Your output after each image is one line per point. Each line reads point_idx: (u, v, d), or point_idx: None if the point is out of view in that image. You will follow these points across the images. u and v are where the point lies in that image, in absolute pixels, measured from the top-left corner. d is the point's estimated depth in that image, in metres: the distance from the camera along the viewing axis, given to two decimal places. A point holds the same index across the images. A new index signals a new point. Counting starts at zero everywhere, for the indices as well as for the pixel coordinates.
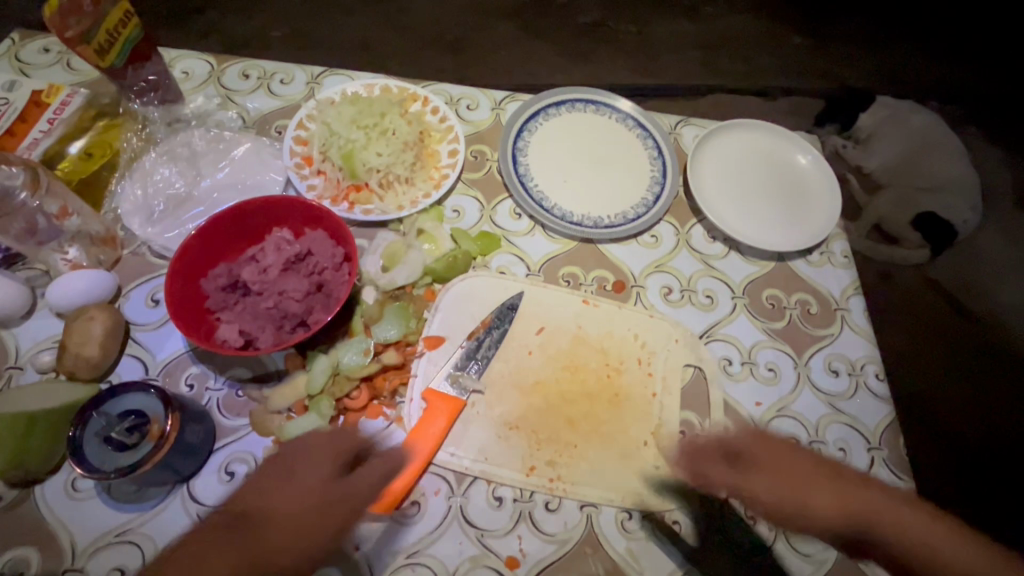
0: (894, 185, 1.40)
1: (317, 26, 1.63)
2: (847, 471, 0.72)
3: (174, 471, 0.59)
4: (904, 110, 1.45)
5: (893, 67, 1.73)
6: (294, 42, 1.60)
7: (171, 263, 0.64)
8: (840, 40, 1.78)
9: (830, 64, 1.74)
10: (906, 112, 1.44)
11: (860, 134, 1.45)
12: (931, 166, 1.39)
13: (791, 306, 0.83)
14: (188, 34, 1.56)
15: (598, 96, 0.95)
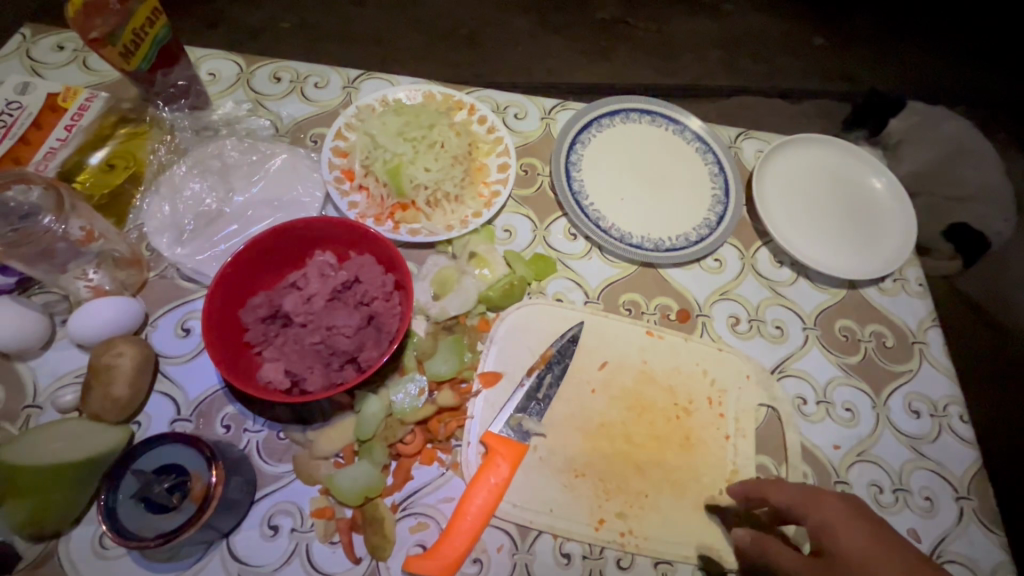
0: (924, 194, 1.24)
1: (328, 17, 1.55)
2: (936, 523, 0.66)
3: (215, 529, 0.53)
4: (935, 116, 1.26)
5: (929, 68, 1.66)
6: (306, 34, 1.52)
7: (209, 293, 0.58)
8: (874, 40, 1.71)
9: (868, 65, 1.66)
10: (937, 117, 1.25)
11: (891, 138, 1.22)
12: (966, 175, 1.26)
13: (866, 339, 0.77)
14: (193, 25, 1.48)
15: (655, 106, 0.89)
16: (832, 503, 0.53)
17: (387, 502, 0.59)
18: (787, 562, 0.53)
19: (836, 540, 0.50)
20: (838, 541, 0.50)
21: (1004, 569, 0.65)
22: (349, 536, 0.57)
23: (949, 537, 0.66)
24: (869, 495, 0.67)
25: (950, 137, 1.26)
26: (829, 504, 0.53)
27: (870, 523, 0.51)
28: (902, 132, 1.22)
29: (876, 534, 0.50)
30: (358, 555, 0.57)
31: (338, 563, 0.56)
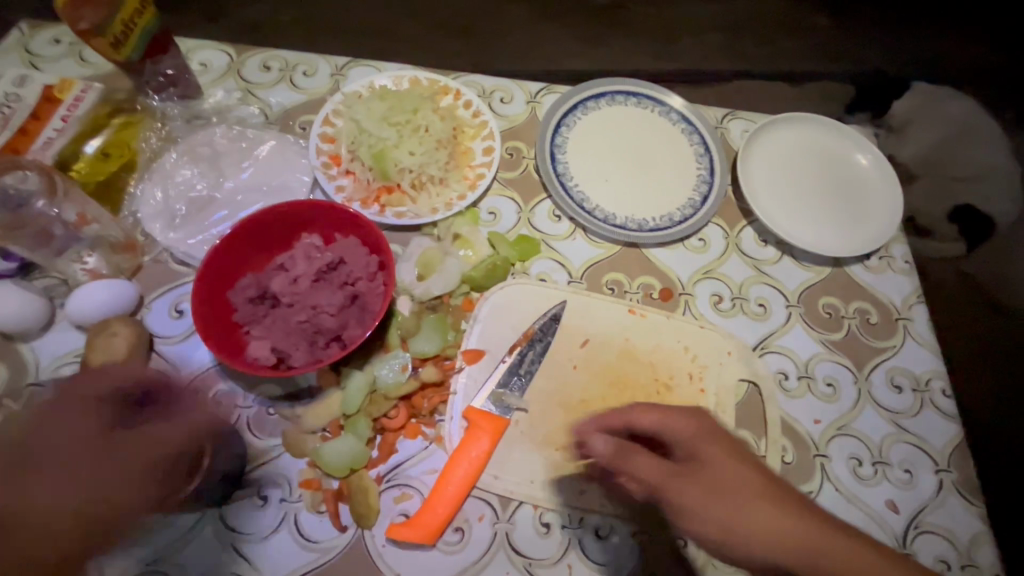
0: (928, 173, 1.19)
1: (325, 8, 1.56)
2: (915, 495, 0.67)
3: (207, 498, 0.56)
4: (943, 97, 1.31)
5: (935, 47, 1.63)
6: (304, 27, 1.53)
7: (197, 274, 0.60)
8: (877, 19, 1.68)
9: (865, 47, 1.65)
10: (944, 98, 1.30)
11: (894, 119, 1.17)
12: (974, 155, 1.23)
13: (849, 316, 0.78)
14: (192, 19, 1.49)
15: (640, 88, 0.89)
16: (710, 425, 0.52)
17: (372, 474, 0.61)
18: (647, 474, 0.49)
19: (707, 459, 0.49)
20: (704, 462, 0.49)
21: (982, 540, 0.66)
22: (335, 506, 0.59)
23: (927, 509, 0.67)
24: (848, 468, 0.68)
25: (957, 118, 1.27)
26: (707, 424, 0.52)
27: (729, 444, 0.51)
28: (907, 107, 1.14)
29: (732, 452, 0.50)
30: (344, 524, 0.59)
31: (325, 531, 0.59)
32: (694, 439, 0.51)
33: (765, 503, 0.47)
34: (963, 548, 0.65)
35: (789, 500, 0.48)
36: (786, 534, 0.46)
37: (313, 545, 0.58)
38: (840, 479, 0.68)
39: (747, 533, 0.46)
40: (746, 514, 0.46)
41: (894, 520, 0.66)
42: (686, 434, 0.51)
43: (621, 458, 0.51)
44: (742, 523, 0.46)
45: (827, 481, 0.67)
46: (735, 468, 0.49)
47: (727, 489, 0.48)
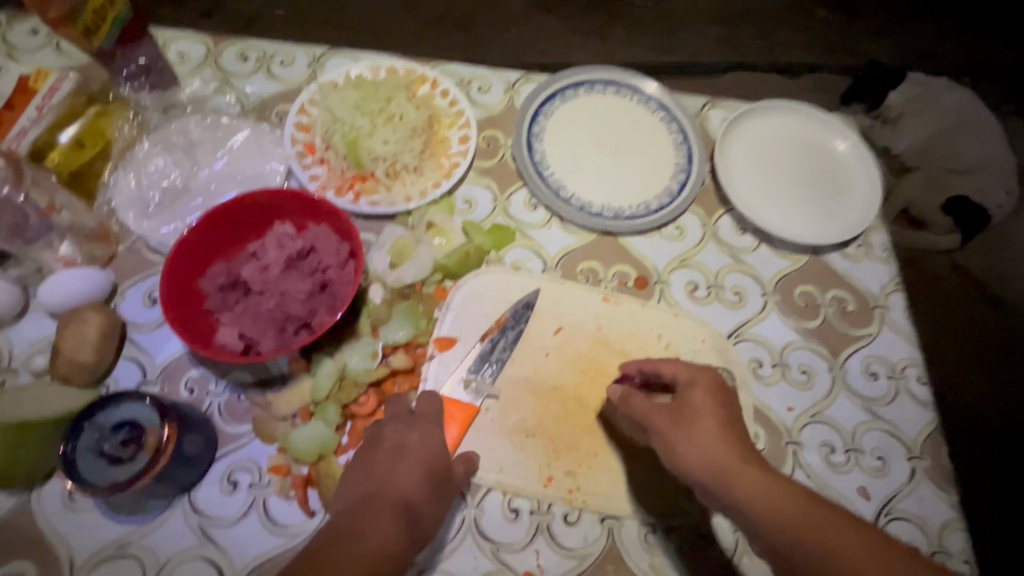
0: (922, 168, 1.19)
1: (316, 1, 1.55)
2: (887, 482, 0.67)
3: (175, 482, 0.56)
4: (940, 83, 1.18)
5: (932, 37, 1.61)
6: (295, 20, 1.53)
7: (167, 261, 0.60)
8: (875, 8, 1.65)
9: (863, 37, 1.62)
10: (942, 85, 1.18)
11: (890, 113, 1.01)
12: (967, 148, 1.19)
13: (826, 304, 0.78)
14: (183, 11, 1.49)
15: (619, 76, 0.89)
16: (710, 377, 0.58)
17: (342, 461, 0.62)
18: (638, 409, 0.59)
19: (691, 398, 0.56)
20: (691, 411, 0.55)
21: (954, 527, 0.66)
22: (304, 491, 0.60)
23: (899, 496, 0.67)
24: (820, 456, 0.68)
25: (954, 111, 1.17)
26: (706, 379, 0.58)
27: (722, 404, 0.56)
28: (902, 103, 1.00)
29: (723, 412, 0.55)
30: (312, 509, 0.59)
31: (293, 516, 0.59)
32: (689, 385, 0.57)
33: (721, 445, 0.52)
34: (935, 535, 0.65)
35: (750, 457, 0.52)
36: (740, 479, 0.50)
37: (281, 530, 0.58)
38: (812, 466, 0.68)
39: (701, 464, 0.52)
40: (698, 449, 0.53)
41: (865, 506, 0.66)
42: (685, 377, 0.58)
43: (629, 398, 0.61)
44: (701, 456, 0.52)
45: (799, 468, 0.67)
46: (712, 415, 0.55)
47: (694, 427, 0.54)
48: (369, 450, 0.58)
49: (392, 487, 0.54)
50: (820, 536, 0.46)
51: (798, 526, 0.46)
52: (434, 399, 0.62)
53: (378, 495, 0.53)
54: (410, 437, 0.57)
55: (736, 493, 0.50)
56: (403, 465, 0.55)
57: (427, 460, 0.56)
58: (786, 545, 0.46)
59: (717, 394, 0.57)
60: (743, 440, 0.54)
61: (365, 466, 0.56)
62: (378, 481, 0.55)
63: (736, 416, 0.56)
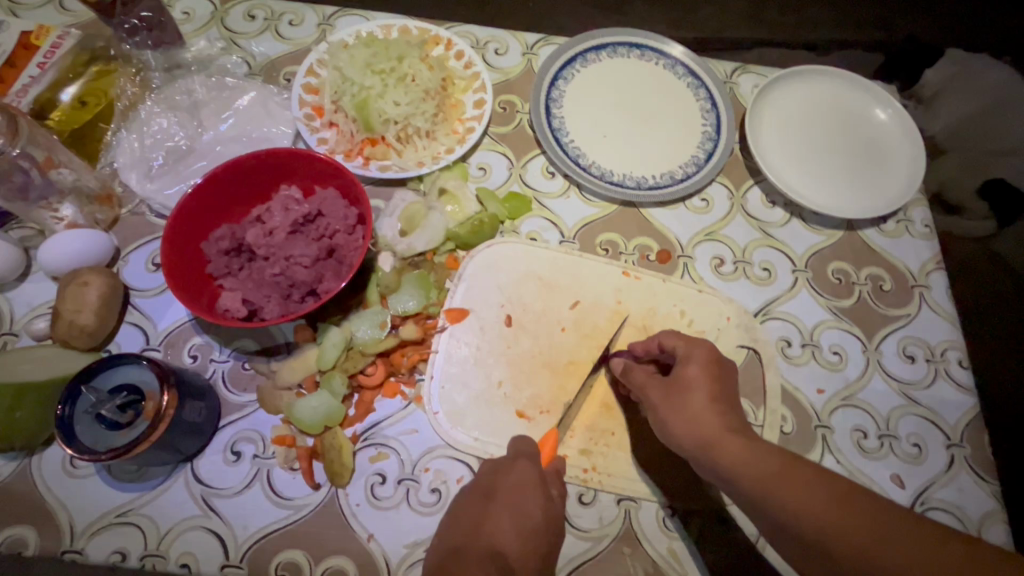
0: None
1: None
2: (923, 470, 0.63)
3: (177, 450, 0.55)
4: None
5: None
6: None
7: (168, 223, 0.58)
8: None
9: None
10: None
11: (923, 92, 0.90)
12: None
13: (860, 282, 0.73)
14: None
15: (644, 39, 0.83)
16: (703, 348, 0.56)
17: (348, 433, 0.60)
18: (638, 379, 0.58)
19: (684, 371, 0.55)
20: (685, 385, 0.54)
21: (994, 519, 0.62)
22: (309, 463, 0.58)
23: (937, 485, 0.63)
24: (851, 440, 0.64)
25: None
26: (701, 352, 0.55)
27: (717, 378, 0.54)
28: (938, 85, 0.89)
29: (714, 390, 0.53)
30: (318, 482, 0.57)
31: (298, 489, 0.57)
32: (684, 355, 0.56)
33: (707, 418, 0.52)
34: (974, 527, 0.61)
35: (736, 430, 0.51)
36: (723, 450, 0.50)
37: (286, 502, 0.56)
38: (842, 451, 0.64)
39: (687, 438, 0.52)
40: (685, 421, 0.52)
41: (899, 494, 0.62)
42: (682, 349, 0.56)
43: (627, 370, 0.60)
44: (689, 427, 0.52)
45: (829, 453, 0.63)
46: (705, 388, 0.53)
47: (686, 400, 0.53)
48: (472, 494, 0.53)
49: (486, 539, 0.48)
50: (800, 502, 0.45)
51: (779, 493, 0.46)
52: (525, 442, 0.57)
53: (467, 548, 0.48)
54: (508, 481, 0.52)
55: (723, 467, 0.49)
56: (506, 519, 0.49)
57: (523, 506, 0.50)
58: (769, 511, 0.47)
59: (710, 367, 0.54)
60: (731, 412, 0.53)
61: (461, 518, 0.52)
62: (470, 531, 0.50)
63: (731, 388, 0.55)
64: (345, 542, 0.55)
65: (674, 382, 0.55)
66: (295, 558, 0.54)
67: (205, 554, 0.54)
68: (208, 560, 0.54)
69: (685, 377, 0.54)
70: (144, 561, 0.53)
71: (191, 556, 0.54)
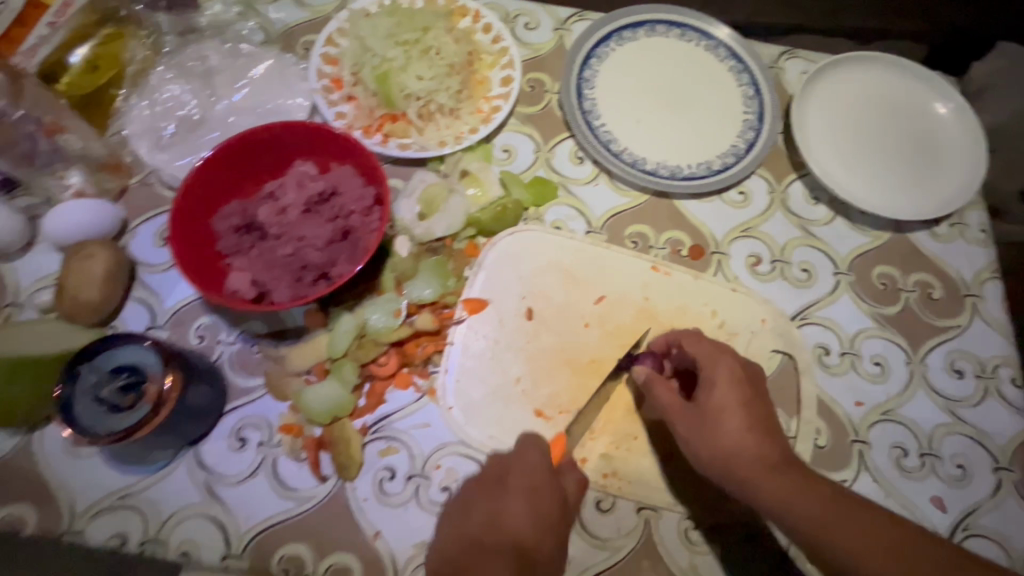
0: None
1: None
2: (966, 494, 0.59)
3: (179, 435, 0.52)
4: None
5: None
6: None
7: (176, 196, 0.55)
8: None
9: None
10: None
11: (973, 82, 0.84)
12: None
13: (908, 289, 0.68)
14: None
15: (685, 18, 0.78)
16: (727, 364, 0.52)
17: (357, 424, 0.57)
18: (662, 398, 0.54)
19: (710, 392, 0.51)
20: (713, 405, 0.51)
21: None
22: (315, 454, 0.55)
23: (980, 510, 0.59)
24: (890, 458, 0.60)
25: None
26: (725, 368, 0.51)
27: (747, 394, 0.51)
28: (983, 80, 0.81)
29: (747, 411, 0.50)
30: (324, 474, 0.55)
31: (303, 480, 0.55)
32: (708, 372, 0.52)
33: (741, 445, 0.49)
34: (1019, 557, 0.57)
35: (773, 458, 0.48)
36: (760, 483, 0.47)
37: (291, 493, 0.54)
38: (879, 469, 0.60)
39: (719, 467, 0.49)
40: (717, 447, 0.49)
41: (939, 518, 0.58)
42: (705, 364, 0.53)
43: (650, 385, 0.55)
44: (724, 455, 0.49)
45: (864, 470, 0.59)
46: (738, 410, 0.50)
47: (716, 420, 0.50)
48: (481, 484, 0.54)
49: (507, 531, 0.49)
50: (852, 537, 0.43)
51: (822, 529, 0.44)
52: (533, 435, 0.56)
53: (486, 541, 0.49)
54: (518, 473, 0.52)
55: (765, 501, 0.47)
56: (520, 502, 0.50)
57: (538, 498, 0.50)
58: (819, 548, 0.44)
59: (737, 385, 0.51)
60: (767, 436, 0.49)
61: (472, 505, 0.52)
62: (486, 523, 0.50)
63: (763, 405, 0.51)
64: (351, 538, 0.53)
65: (702, 402, 0.51)
66: (298, 552, 0.52)
67: (207, 543, 0.52)
68: (209, 549, 0.52)
69: (713, 400, 0.50)
70: (144, 547, 0.52)
71: (192, 544, 0.52)
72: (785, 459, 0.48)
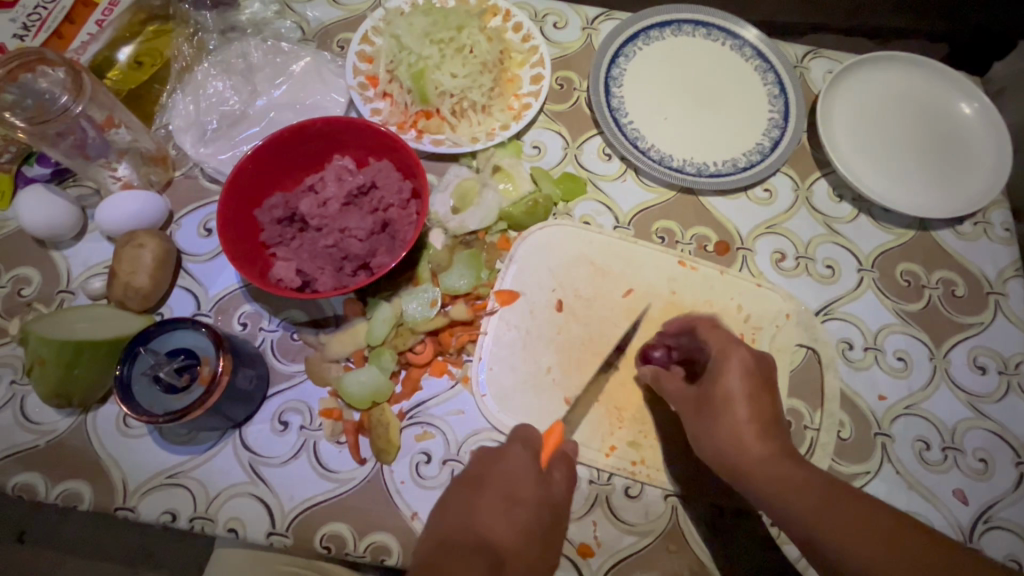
0: None
1: None
2: (988, 487, 0.60)
3: (227, 417, 0.55)
4: None
5: None
6: None
7: (224, 189, 0.57)
8: None
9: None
10: None
11: None
12: None
13: (931, 286, 0.69)
14: None
15: (712, 17, 0.79)
16: (740, 357, 0.52)
17: (395, 409, 0.59)
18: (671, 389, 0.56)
19: (718, 383, 0.51)
20: (719, 395, 0.51)
21: None
22: (355, 437, 0.57)
23: (1002, 502, 0.60)
24: (912, 451, 0.61)
25: None
26: (736, 362, 0.51)
27: (756, 387, 0.51)
28: (1004, 81, 0.81)
29: (754, 402, 0.50)
30: (363, 457, 0.57)
31: (343, 462, 0.57)
32: (721, 363, 0.52)
33: (745, 439, 0.49)
34: None
35: (780, 453, 0.49)
36: (757, 474, 0.48)
37: (332, 474, 0.56)
38: (902, 461, 0.61)
39: (719, 454, 0.51)
40: (719, 438, 0.50)
41: (962, 510, 0.59)
42: (718, 357, 0.53)
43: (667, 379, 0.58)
44: (726, 445, 0.50)
45: (887, 463, 0.61)
46: (747, 405, 0.50)
47: (718, 411, 0.51)
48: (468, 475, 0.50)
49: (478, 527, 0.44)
50: (850, 535, 0.43)
51: (811, 523, 0.45)
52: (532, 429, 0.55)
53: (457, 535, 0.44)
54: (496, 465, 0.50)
55: (760, 492, 0.48)
56: (495, 504, 0.46)
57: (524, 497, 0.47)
58: (813, 541, 0.45)
59: (748, 378, 0.51)
60: (773, 433, 0.50)
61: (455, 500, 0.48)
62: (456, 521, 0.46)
63: (773, 400, 0.51)
64: (390, 519, 0.55)
65: (705, 393, 0.52)
66: (339, 530, 0.54)
67: (253, 520, 0.54)
68: (255, 526, 0.54)
69: (718, 392, 0.51)
70: (193, 523, 0.54)
71: (238, 521, 0.54)
72: (790, 458, 0.48)
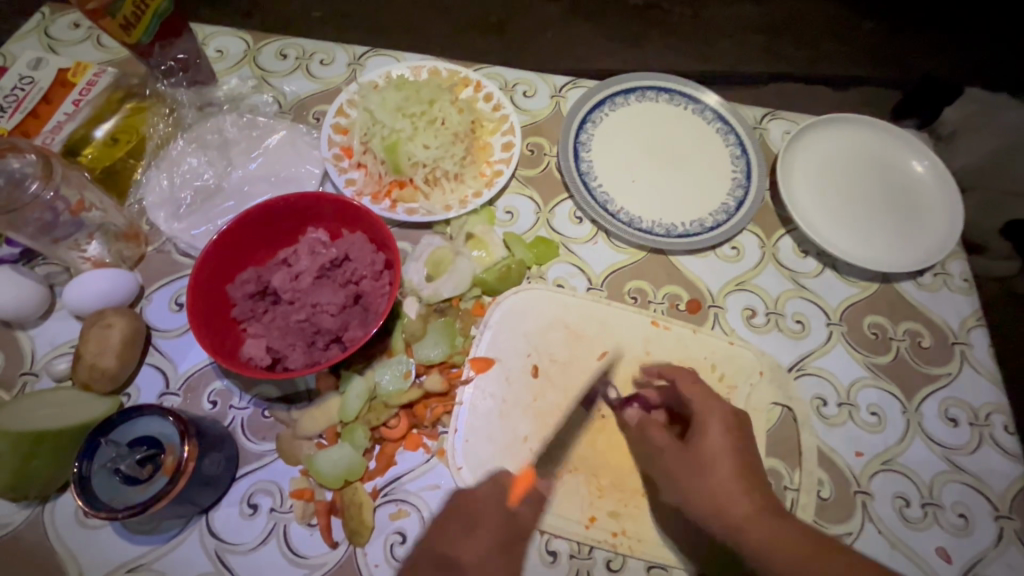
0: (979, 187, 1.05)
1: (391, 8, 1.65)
2: (971, 544, 0.60)
3: (192, 504, 0.53)
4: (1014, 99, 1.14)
5: None
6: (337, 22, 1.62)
7: (195, 267, 0.57)
8: None
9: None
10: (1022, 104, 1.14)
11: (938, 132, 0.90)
12: None
13: (898, 338, 0.71)
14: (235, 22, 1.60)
15: (674, 84, 0.83)
16: (721, 412, 0.56)
17: (368, 487, 0.58)
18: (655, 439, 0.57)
19: (704, 438, 0.55)
20: (707, 448, 0.54)
21: None
22: (327, 519, 0.56)
23: (984, 560, 0.59)
24: (892, 509, 0.61)
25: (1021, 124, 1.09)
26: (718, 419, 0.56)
27: (735, 438, 0.55)
28: None
29: (738, 456, 0.54)
30: (335, 540, 0.55)
31: (314, 547, 0.55)
32: (703, 420, 0.56)
33: (734, 496, 0.52)
34: None
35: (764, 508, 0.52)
36: (749, 530, 0.50)
37: (301, 560, 0.54)
38: (883, 520, 0.61)
39: (710, 508, 0.53)
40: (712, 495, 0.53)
41: (946, 570, 0.59)
42: (700, 411, 0.56)
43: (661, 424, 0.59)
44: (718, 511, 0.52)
45: (869, 522, 0.60)
46: (734, 456, 0.54)
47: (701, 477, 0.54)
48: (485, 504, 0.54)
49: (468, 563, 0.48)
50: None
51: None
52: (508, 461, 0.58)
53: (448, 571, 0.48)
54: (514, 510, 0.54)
55: (750, 548, 0.50)
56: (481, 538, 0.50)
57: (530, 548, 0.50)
58: None
59: (731, 434, 0.55)
60: (754, 483, 0.53)
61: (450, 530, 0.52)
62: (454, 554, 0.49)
63: (749, 454, 0.56)
64: None
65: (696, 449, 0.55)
66: None
67: None
68: None
69: (708, 451, 0.54)
70: None
71: None
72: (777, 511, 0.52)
